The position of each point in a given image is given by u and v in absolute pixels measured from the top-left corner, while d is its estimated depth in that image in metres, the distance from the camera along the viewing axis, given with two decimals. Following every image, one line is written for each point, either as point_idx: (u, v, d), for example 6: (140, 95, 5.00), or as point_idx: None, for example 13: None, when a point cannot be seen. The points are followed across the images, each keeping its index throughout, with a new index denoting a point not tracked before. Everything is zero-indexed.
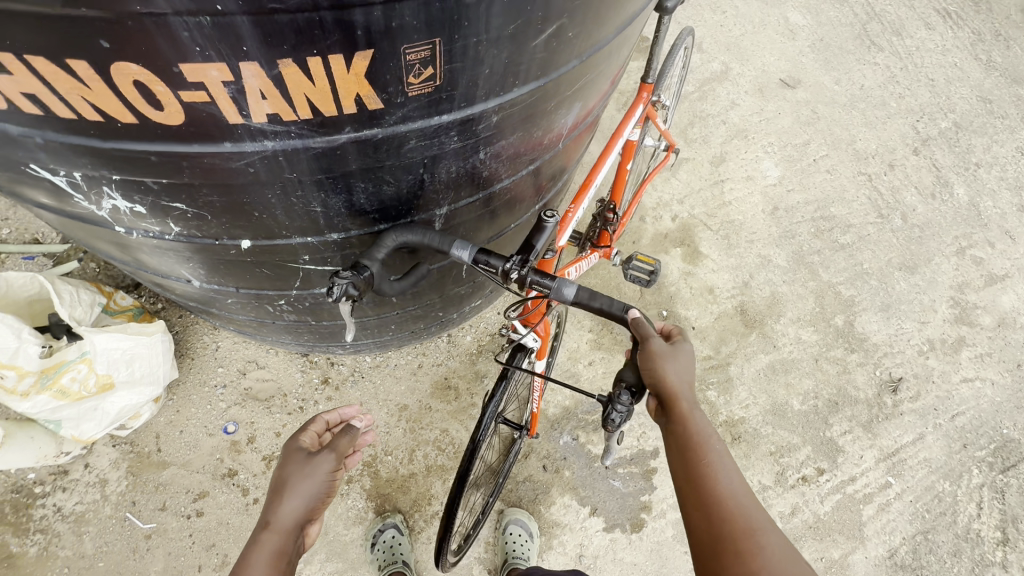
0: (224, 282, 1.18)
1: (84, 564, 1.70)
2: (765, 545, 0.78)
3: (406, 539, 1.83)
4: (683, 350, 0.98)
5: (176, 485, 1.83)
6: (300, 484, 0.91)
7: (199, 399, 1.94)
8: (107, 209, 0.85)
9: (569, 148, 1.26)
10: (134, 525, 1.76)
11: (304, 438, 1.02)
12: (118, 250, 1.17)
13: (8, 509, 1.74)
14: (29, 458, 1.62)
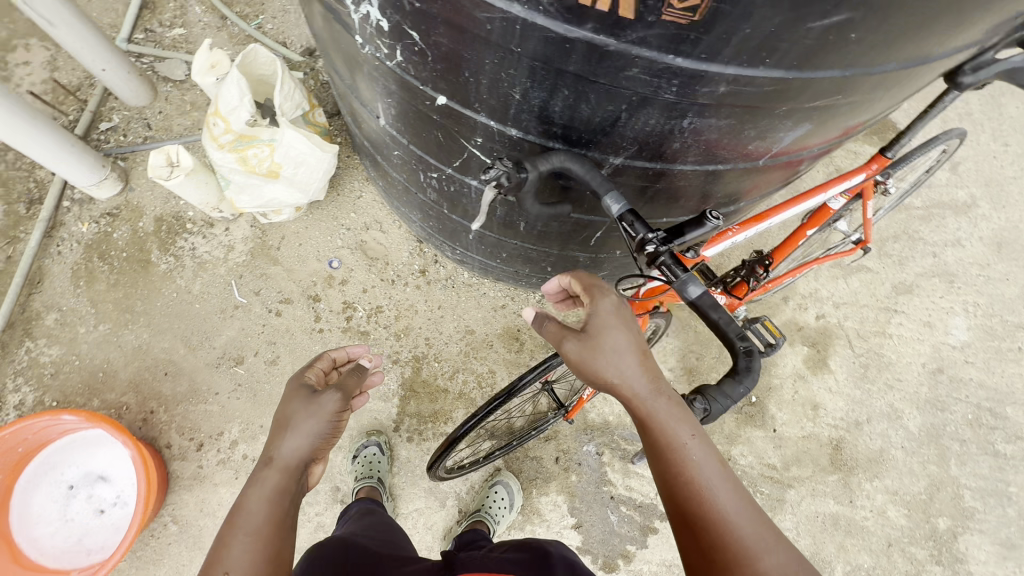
0: (402, 131, 1.30)
1: (188, 299, 2.04)
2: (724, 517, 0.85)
3: (386, 459, 1.93)
4: (602, 340, 0.94)
5: (275, 283, 2.09)
6: (302, 421, 1.02)
7: (326, 227, 2.17)
8: (360, 15, 0.96)
9: (762, 175, 1.18)
10: (232, 293, 2.06)
11: (306, 375, 1.15)
12: (343, 65, 1.33)
13: (166, 226, 2.09)
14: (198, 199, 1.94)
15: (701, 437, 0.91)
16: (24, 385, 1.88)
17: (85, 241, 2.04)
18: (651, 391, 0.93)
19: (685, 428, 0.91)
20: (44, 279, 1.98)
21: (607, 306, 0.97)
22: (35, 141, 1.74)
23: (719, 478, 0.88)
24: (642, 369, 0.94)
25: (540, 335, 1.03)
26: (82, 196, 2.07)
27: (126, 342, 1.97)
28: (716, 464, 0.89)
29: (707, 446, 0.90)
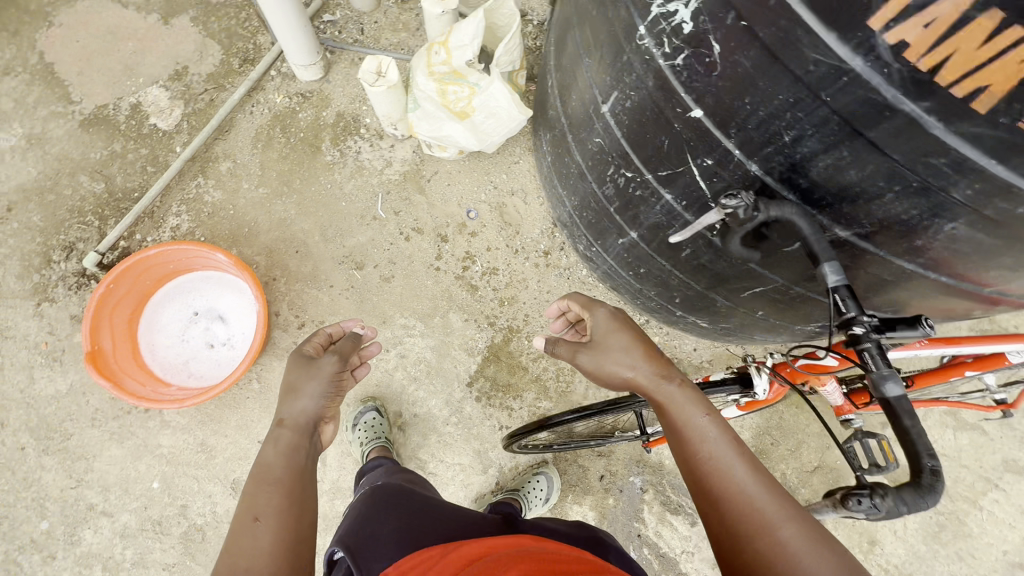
0: (619, 124, 1.32)
1: (337, 194, 2.18)
2: (734, 478, 0.97)
3: (385, 419, 1.98)
4: (607, 343, 1.15)
5: (415, 211, 2.20)
6: (306, 385, 1.31)
7: (476, 178, 2.25)
8: (661, 11, 0.99)
9: (951, 305, 1.15)
10: (376, 205, 2.19)
11: (307, 345, 1.46)
12: (587, 44, 1.36)
13: (343, 122, 2.24)
14: (384, 111, 2.05)
15: (713, 418, 1.04)
16: (184, 214, 2.08)
17: (274, 111, 2.21)
18: (663, 380, 1.09)
19: (697, 410, 1.05)
20: (231, 130, 2.17)
21: (609, 314, 1.19)
22: (283, 15, 1.93)
23: (726, 445, 1.00)
24: (650, 367, 1.11)
25: (557, 358, 1.23)
26: (286, 70, 2.24)
27: (275, 210, 2.13)
28: (729, 439, 1.01)
29: (719, 424, 1.03)
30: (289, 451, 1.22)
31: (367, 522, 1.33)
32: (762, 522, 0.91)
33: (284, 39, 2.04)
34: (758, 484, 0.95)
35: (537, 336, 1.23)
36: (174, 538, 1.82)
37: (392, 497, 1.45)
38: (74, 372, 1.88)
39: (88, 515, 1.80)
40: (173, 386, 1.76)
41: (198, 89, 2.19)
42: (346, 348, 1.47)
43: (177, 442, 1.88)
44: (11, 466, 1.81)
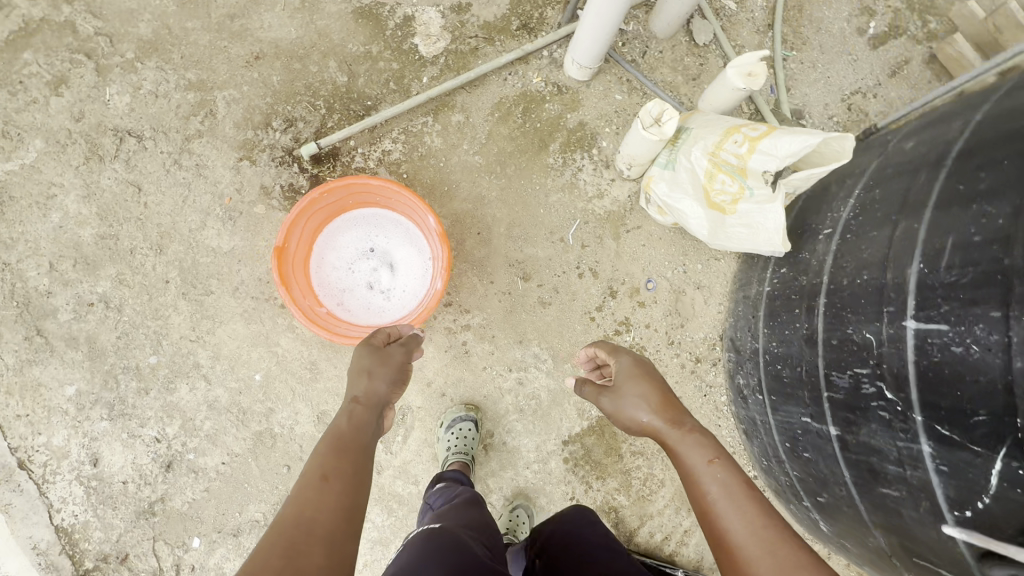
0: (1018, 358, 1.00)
1: (540, 200, 2.10)
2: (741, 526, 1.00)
3: (477, 434, 1.93)
4: (623, 386, 1.26)
5: (600, 254, 2.11)
6: (377, 370, 1.39)
7: (673, 255, 2.12)
8: None
9: None
10: (569, 228, 2.10)
11: (374, 338, 1.53)
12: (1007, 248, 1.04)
13: (581, 135, 2.13)
14: (635, 150, 1.94)
15: (721, 472, 1.07)
16: (399, 144, 2.03)
17: (526, 90, 2.12)
18: (673, 431, 1.15)
19: (702, 455, 1.10)
20: (479, 88, 2.10)
21: (626, 362, 1.30)
22: (601, 20, 1.83)
23: (731, 490, 1.05)
24: (662, 418, 1.18)
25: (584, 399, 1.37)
26: (557, 57, 2.13)
27: (478, 185, 2.07)
28: (741, 489, 1.04)
29: (730, 473, 1.07)
30: (355, 424, 1.24)
31: (413, 564, 1.17)
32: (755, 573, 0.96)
33: (580, 40, 1.94)
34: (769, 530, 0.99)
35: (564, 378, 1.39)
36: (251, 431, 1.85)
37: (453, 541, 1.26)
38: (241, 238, 1.90)
39: (191, 371, 1.83)
40: (324, 309, 1.77)
41: (470, 32, 2.11)
42: (407, 349, 1.55)
43: (293, 350, 1.88)
44: (149, 291, 1.84)
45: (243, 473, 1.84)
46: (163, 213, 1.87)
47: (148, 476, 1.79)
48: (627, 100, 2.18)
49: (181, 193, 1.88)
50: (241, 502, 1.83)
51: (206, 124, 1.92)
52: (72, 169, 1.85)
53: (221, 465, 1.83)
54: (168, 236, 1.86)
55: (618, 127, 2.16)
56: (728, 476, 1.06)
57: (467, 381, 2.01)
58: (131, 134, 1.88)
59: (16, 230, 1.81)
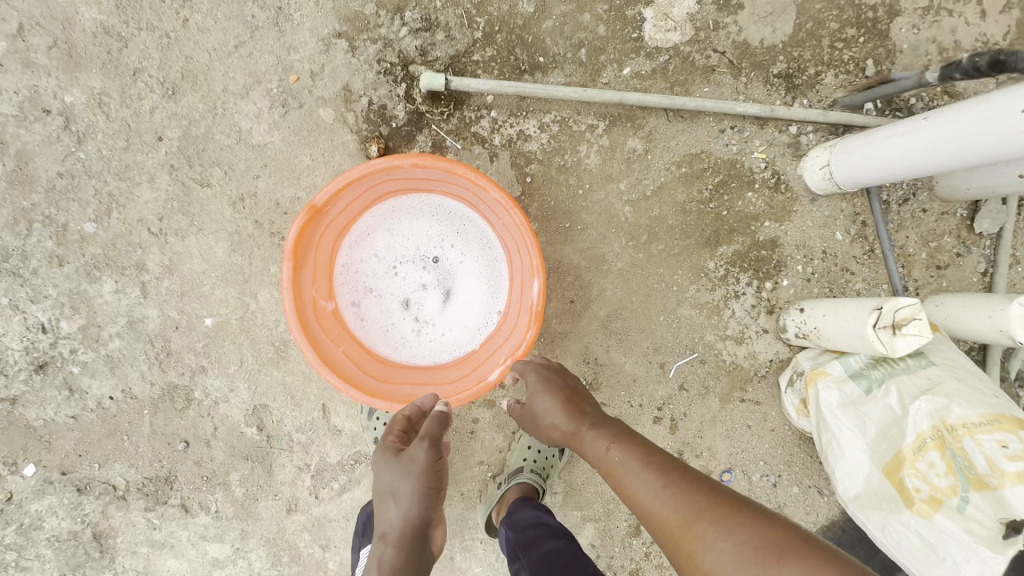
0: None
1: (666, 304, 1.52)
2: (639, 490, 0.89)
3: None
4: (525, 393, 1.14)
5: (693, 407, 1.57)
6: (398, 482, 0.95)
7: (772, 457, 1.60)
8: None
9: None
10: (679, 358, 1.54)
11: (388, 433, 1.05)
12: None
13: (765, 256, 1.54)
14: (845, 332, 1.31)
15: (610, 447, 0.95)
16: (545, 134, 1.42)
17: (737, 161, 1.50)
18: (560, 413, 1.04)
19: (598, 443, 0.97)
20: (684, 122, 1.47)
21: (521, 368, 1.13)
22: (942, 151, 1.14)
23: (625, 457, 0.93)
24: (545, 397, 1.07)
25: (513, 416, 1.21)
26: (802, 143, 1.49)
27: (606, 242, 1.47)
28: (637, 457, 0.92)
29: (623, 449, 0.94)
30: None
31: None
32: (677, 535, 0.81)
33: (889, 134, 1.23)
34: (662, 483, 0.87)
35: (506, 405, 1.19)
36: (163, 380, 1.36)
37: None
38: (283, 139, 1.32)
39: (128, 269, 1.30)
40: (332, 305, 1.21)
41: (718, 44, 1.46)
42: (433, 428, 1.01)
43: (269, 315, 1.35)
44: (129, 137, 1.28)
45: (129, 422, 1.36)
46: (200, 47, 1.28)
47: (10, 365, 1.30)
48: (843, 245, 1.56)
49: (238, 34, 1.29)
50: (108, 455, 1.36)
51: None
52: None
53: (107, 400, 1.35)
54: (192, 81, 1.29)
55: (812, 273, 1.56)
56: (608, 440, 0.96)
57: (451, 466, 1.48)
58: None
59: None
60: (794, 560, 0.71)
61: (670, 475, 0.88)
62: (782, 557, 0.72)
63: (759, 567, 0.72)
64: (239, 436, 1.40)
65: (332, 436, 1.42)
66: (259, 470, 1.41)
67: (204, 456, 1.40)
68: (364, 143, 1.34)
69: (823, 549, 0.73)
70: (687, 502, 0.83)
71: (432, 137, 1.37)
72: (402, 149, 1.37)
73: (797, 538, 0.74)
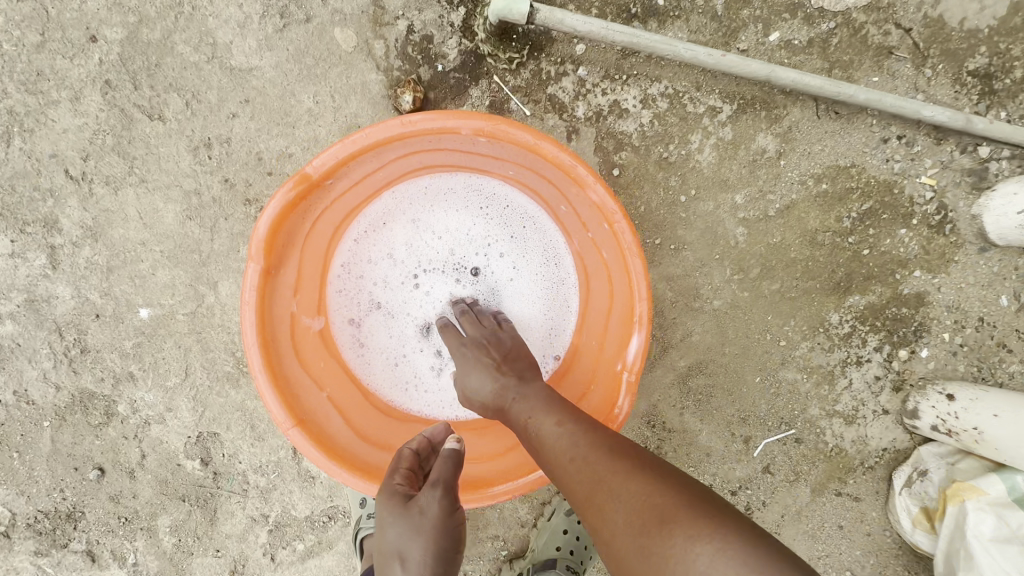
0: None
1: (767, 362, 1.14)
2: (550, 454, 0.63)
3: None
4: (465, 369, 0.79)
5: (776, 496, 1.20)
6: (408, 540, 0.62)
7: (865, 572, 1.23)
8: None
9: None
10: (770, 432, 1.17)
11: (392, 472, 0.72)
12: None
13: (906, 316, 1.15)
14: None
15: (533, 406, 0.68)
16: (648, 112, 1.01)
17: (896, 184, 1.10)
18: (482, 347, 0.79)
19: (515, 398, 0.70)
20: (836, 121, 1.06)
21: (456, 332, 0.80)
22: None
23: (543, 417, 0.65)
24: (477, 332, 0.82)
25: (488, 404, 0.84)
26: (990, 171, 1.09)
27: (704, 271, 1.08)
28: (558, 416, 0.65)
29: (547, 412, 0.66)
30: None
31: None
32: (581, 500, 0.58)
33: None
34: (577, 447, 0.61)
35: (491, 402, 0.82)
36: (74, 385, 0.97)
37: None
38: (277, 66, 0.91)
39: (33, 225, 0.92)
40: (317, 325, 0.83)
41: (902, 17, 1.04)
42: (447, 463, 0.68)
43: (231, 314, 0.96)
44: (47, 30, 0.88)
45: (23, 433, 0.99)
46: None
47: None
48: (1008, 315, 1.16)
49: None
50: None
51: None
52: None
53: None
54: None
55: (961, 345, 1.17)
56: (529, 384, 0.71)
57: None
58: None
59: None
60: (685, 527, 0.49)
61: (590, 438, 0.61)
62: (672, 525, 0.49)
63: (647, 539, 0.50)
64: (174, 470, 1.02)
65: (303, 485, 1.04)
66: (198, 517, 1.04)
67: (124, 491, 1.02)
68: (395, 88, 0.92)
69: (733, 517, 0.49)
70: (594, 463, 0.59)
71: (491, 92, 0.96)
72: (448, 104, 0.95)
73: (691, 497, 0.52)
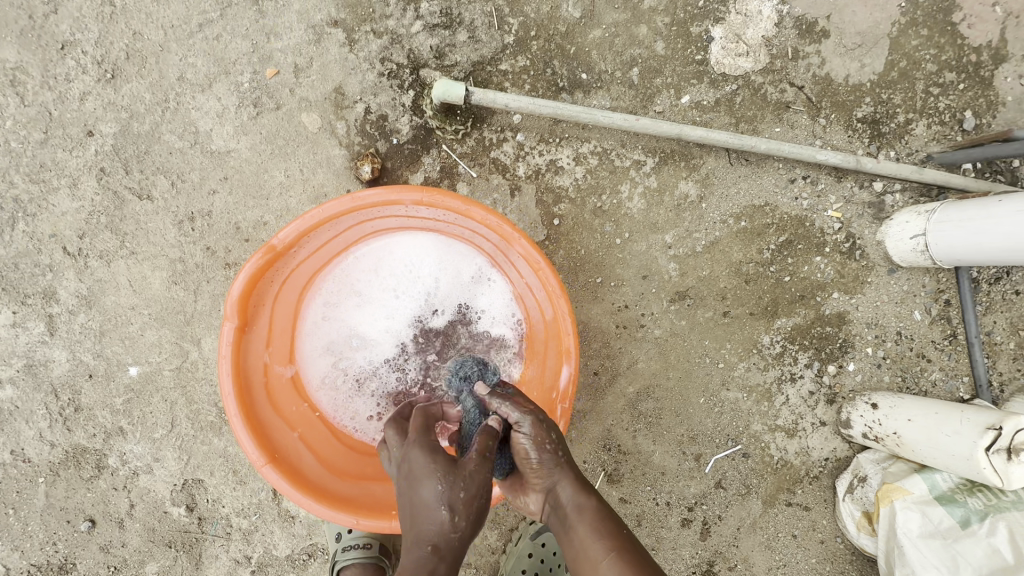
0: None
1: (709, 383, 1.25)
2: (579, 535, 0.76)
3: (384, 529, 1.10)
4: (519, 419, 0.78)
5: (731, 509, 1.28)
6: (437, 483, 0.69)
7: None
8: None
9: None
10: (718, 449, 1.27)
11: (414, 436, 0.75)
12: None
13: (831, 334, 1.28)
14: (966, 446, 1.02)
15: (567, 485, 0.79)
16: (581, 168, 1.15)
17: (806, 219, 1.24)
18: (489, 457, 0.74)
19: (564, 486, 0.78)
20: (748, 167, 1.21)
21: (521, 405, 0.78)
22: (956, 246, 1.11)
23: (574, 499, 0.78)
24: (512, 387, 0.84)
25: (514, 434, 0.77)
26: (886, 203, 1.24)
27: (643, 303, 1.20)
28: (586, 513, 0.77)
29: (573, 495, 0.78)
30: None
31: None
32: (568, 508, 0.78)
33: (1013, 211, 1.04)
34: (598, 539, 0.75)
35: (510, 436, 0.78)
36: (68, 442, 1.05)
37: None
38: (253, 148, 1.04)
39: (32, 297, 1.02)
40: (290, 372, 0.94)
41: (795, 76, 1.21)
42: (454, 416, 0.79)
43: (213, 367, 1.05)
44: (48, 128, 1.00)
45: (18, 492, 1.06)
46: (154, 22, 1.01)
47: None
48: (921, 327, 1.30)
49: (205, 11, 1.02)
50: None
51: None
52: None
53: None
54: (139, 65, 1.01)
55: (884, 357, 1.29)
56: (548, 432, 0.77)
57: None
58: None
59: None
60: None
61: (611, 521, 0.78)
62: None
63: None
64: (161, 517, 1.09)
65: (283, 524, 1.11)
66: (184, 561, 1.10)
67: (113, 541, 1.08)
68: (356, 160, 1.06)
69: None
70: (580, 485, 0.79)
71: (441, 159, 1.10)
72: (403, 171, 1.09)
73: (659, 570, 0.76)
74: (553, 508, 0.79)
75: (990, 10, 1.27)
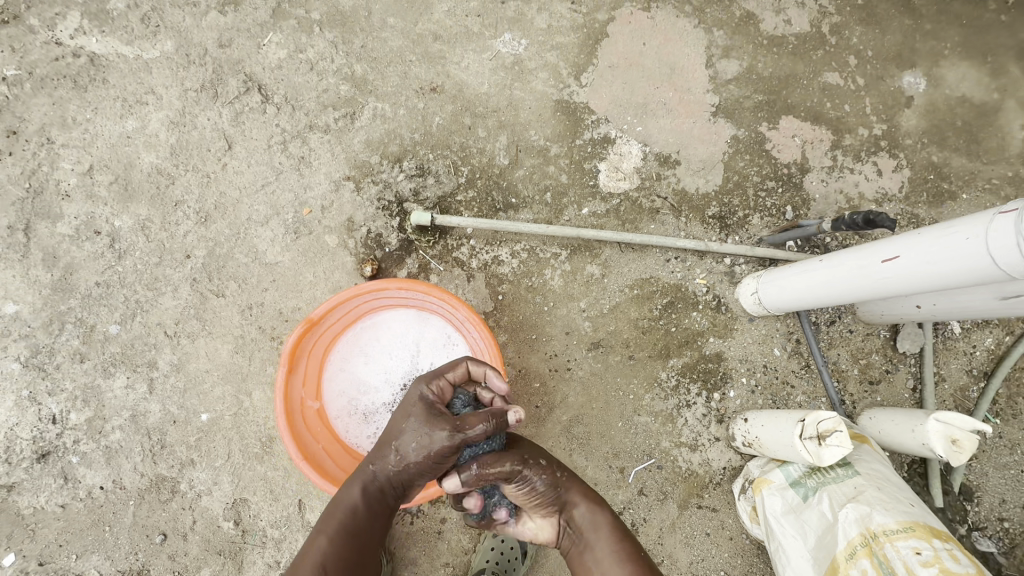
0: None
1: (624, 410, 1.67)
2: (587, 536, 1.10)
3: None
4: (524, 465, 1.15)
5: (653, 512, 1.65)
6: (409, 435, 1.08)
7: (733, 568, 1.63)
8: None
9: None
10: (637, 462, 1.66)
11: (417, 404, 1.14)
12: None
13: (712, 369, 1.72)
14: (789, 434, 1.45)
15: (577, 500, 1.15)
16: (516, 260, 1.67)
17: (681, 286, 1.74)
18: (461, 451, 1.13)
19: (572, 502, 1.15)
20: (635, 252, 1.73)
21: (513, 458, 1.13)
22: (884, 283, 1.25)
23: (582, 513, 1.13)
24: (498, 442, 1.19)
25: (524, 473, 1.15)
26: (736, 272, 1.75)
27: (568, 352, 1.67)
28: (591, 520, 1.12)
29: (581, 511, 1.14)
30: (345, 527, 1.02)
31: None
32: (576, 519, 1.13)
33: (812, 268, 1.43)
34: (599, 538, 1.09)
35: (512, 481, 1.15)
36: (153, 472, 1.46)
37: None
38: (293, 259, 1.57)
39: (140, 367, 1.49)
40: (318, 406, 1.40)
41: (661, 191, 1.77)
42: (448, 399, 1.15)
43: (260, 411, 1.49)
44: (161, 254, 1.54)
45: (113, 513, 1.45)
46: (233, 185, 1.58)
47: (16, 454, 1.44)
48: (781, 360, 1.74)
49: (266, 176, 1.59)
50: (87, 545, 1.44)
51: (339, 124, 1.64)
52: (180, 88, 1.59)
53: (99, 490, 1.45)
54: (222, 211, 1.57)
55: (755, 385, 1.73)
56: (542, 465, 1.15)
57: (418, 568, 1.52)
58: (260, 89, 1.61)
59: (84, 114, 1.55)
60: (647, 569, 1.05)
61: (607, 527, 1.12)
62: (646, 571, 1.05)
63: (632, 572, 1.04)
64: (215, 530, 1.46)
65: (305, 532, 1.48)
66: (230, 566, 1.46)
67: (179, 550, 1.45)
68: (362, 264, 1.59)
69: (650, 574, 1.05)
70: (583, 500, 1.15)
71: (419, 260, 1.62)
72: (393, 269, 1.61)
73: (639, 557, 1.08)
74: (570, 523, 1.14)
75: (792, 139, 1.85)
